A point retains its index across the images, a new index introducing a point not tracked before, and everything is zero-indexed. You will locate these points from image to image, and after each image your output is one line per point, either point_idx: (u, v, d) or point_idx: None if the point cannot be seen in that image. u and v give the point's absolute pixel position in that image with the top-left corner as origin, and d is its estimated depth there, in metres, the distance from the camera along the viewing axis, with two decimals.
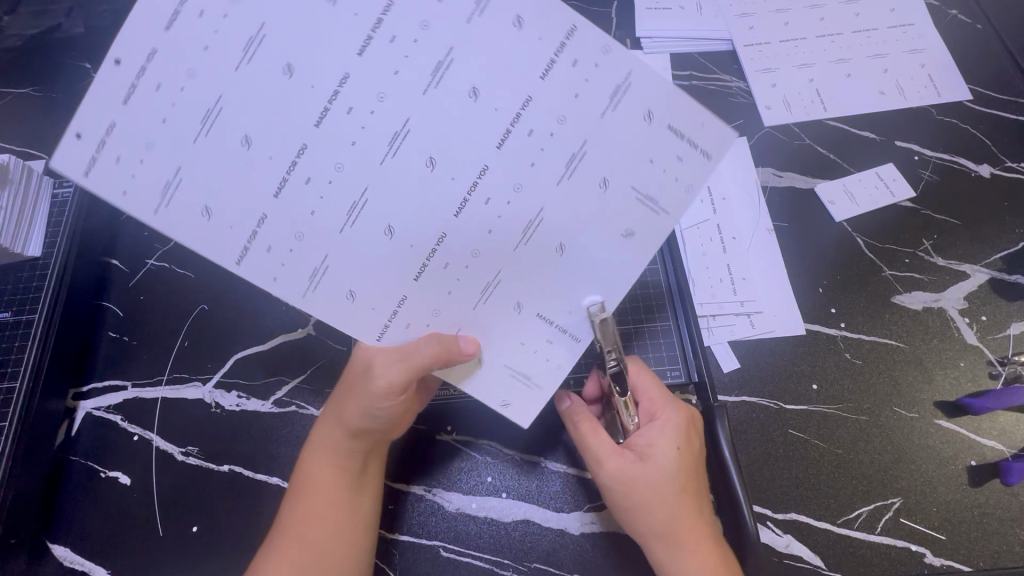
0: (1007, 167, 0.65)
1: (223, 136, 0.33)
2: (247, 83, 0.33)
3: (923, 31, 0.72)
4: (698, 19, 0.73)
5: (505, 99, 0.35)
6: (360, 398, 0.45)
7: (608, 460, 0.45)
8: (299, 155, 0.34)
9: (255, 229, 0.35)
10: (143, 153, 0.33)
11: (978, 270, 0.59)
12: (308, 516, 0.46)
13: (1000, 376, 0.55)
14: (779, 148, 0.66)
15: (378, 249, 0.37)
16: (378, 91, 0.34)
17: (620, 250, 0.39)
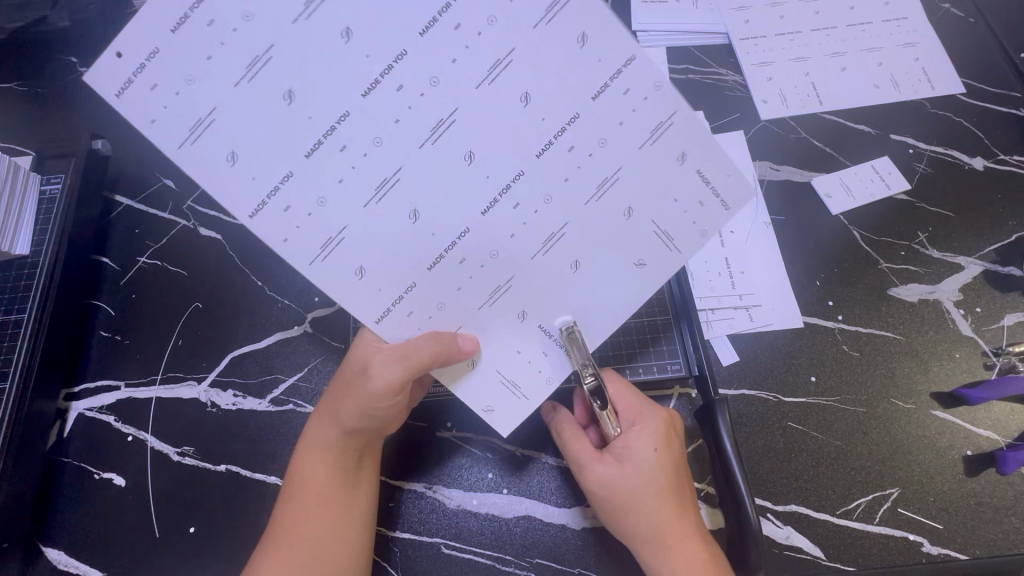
0: (999, 159, 0.65)
1: (267, 90, 0.34)
2: (302, 39, 0.33)
3: (917, 25, 0.73)
4: (694, 13, 0.73)
5: (552, 111, 0.36)
6: (357, 398, 0.44)
7: (589, 466, 0.46)
8: (339, 121, 0.35)
9: (279, 185, 0.36)
10: (181, 86, 0.33)
11: (973, 262, 0.60)
12: (307, 521, 0.45)
13: (995, 367, 0.55)
14: (775, 142, 0.66)
15: (399, 231, 0.38)
16: (431, 76, 0.35)
17: (628, 278, 0.42)
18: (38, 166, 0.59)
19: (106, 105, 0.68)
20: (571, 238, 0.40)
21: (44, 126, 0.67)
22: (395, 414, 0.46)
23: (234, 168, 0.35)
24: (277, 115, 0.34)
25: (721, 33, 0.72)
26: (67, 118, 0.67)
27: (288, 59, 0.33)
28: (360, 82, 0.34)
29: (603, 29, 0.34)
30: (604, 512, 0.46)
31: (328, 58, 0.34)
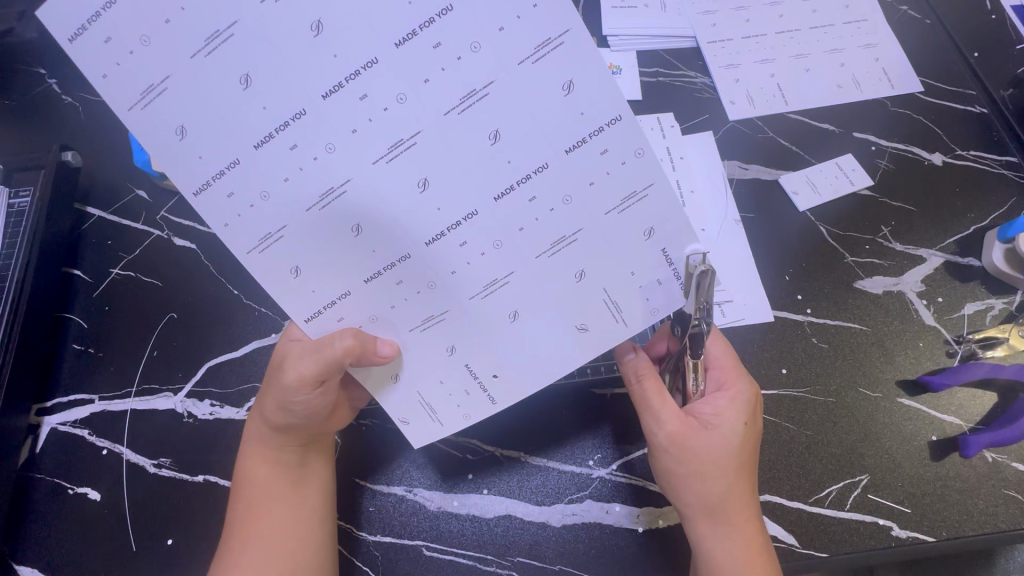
0: (957, 155, 0.68)
1: (221, 68, 0.34)
2: (268, 23, 0.34)
3: (875, 26, 0.75)
4: (663, 17, 0.74)
5: (522, 150, 0.37)
6: (276, 393, 0.45)
7: (670, 422, 0.46)
8: (294, 118, 0.35)
9: (223, 170, 0.36)
10: (136, 46, 0.34)
11: (934, 254, 0.62)
12: (254, 513, 0.47)
13: (956, 354, 0.57)
14: (743, 141, 0.68)
15: (343, 242, 0.39)
16: (398, 92, 0.35)
17: (571, 340, 0.42)
18: (7, 178, 0.58)
19: (72, 115, 0.67)
20: (513, 290, 0.40)
21: (13, 140, 0.66)
22: (321, 414, 0.47)
23: (181, 142, 0.35)
24: (230, 98, 0.35)
25: (689, 37, 0.74)
26: (36, 130, 0.67)
27: (258, 49, 0.34)
28: (326, 80, 0.35)
29: (588, 76, 0.35)
30: (676, 472, 0.46)
31: (304, 51, 0.34)
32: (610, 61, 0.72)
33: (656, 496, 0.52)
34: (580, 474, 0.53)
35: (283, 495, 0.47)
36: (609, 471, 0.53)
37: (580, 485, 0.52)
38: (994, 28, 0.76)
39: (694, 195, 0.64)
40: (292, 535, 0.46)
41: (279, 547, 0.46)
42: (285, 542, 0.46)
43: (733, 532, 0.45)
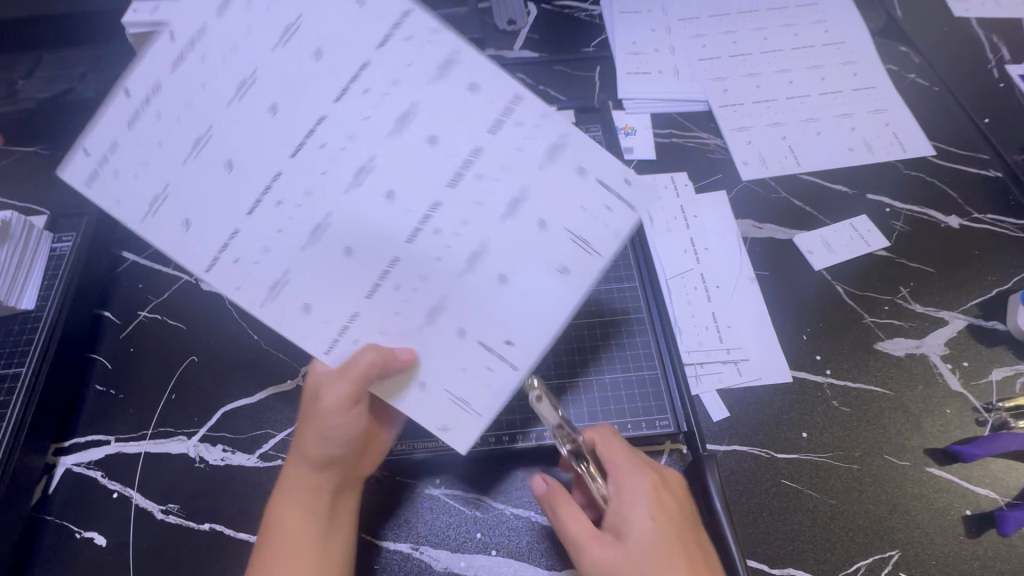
0: (974, 218, 0.68)
1: (207, 162, 0.38)
2: (237, 116, 0.38)
3: (885, 93, 0.78)
4: (675, 83, 0.79)
5: (465, 149, 0.39)
6: (313, 426, 0.45)
7: (589, 544, 0.43)
8: (274, 179, 0.38)
9: (226, 243, 0.39)
10: (139, 170, 0.38)
11: (956, 316, 0.61)
12: (281, 562, 0.44)
13: (987, 423, 0.55)
14: (757, 201, 0.69)
15: (337, 268, 0.40)
16: (345, 131, 0.38)
17: (560, 291, 0.40)
18: (52, 225, 0.63)
19: None
20: (497, 255, 0.40)
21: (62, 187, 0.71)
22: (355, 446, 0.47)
23: (188, 233, 0.38)
24: (219, 180, 0.38)
25: (701, 101, 0.78)
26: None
27: (232, 132, 0.38)
28: (289, 138, 0.38)
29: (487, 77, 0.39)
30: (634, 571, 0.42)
31: (260, 124, 0.38)
32: (625, 123, 0.76)
33: None
34: None
35: (313, 541, 0.45)
36: None
37: None
38: (1003, 95, 0.78)
39: (709, 252, 0.65)
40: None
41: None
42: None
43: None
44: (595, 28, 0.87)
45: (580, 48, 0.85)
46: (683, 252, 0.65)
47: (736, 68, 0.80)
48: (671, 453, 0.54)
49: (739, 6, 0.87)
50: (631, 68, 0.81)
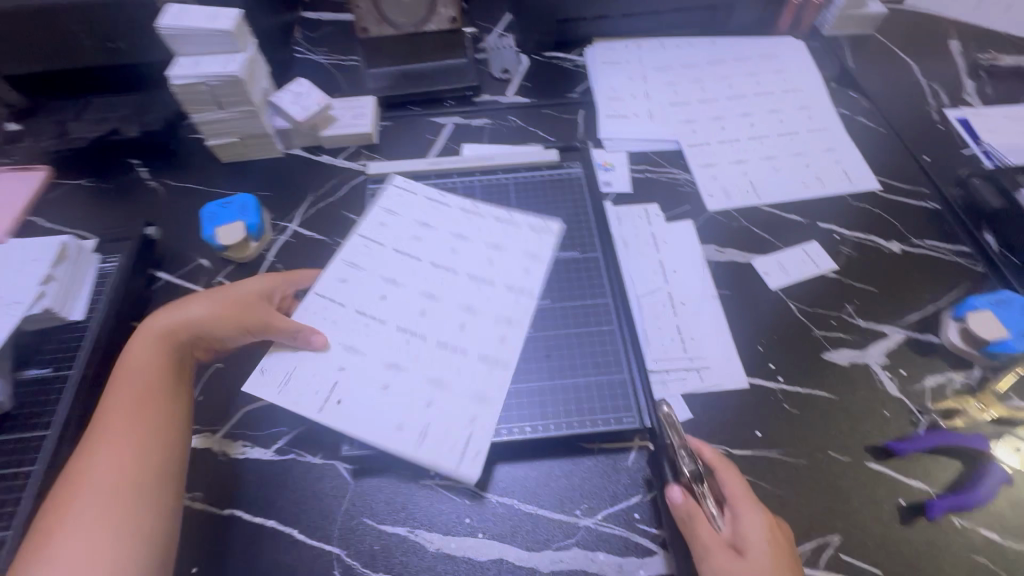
0: (913, 243, 0.76)
1: (441, 217, 0.75)
2: (482, 228, 0.75)
3: (835, 133, 0.88)
4: (649, 125, 0.89)
5: (511, 332, 0.66)
6: (228, 306, 0.62)
7: (716, 551, 0.51)
8: (453, 252, 0.72)
9: (396, 243, 0.73)
10: (429, 195, 0.78)
11: (896, 330, 0.68)
12: (137, 402, 0.56)
13: (921, 423, 0.62)
14: (720, 229, 0.78)
15: (401, 300, 0.68)
16: (502, 281, 0.70)
17: (433, 416, 0.60)
18: (100, 248, 0.73)
19: (164, 203, 0.84)
20: (438, 367, 0.63)
21: (111, 222, 0.83)
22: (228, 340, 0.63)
23: (389, 217, 0.75)
24: (435, 227, 0.74)
25: (672, 141, 0.87)
26: (139, 210, 0.84)
27: (474, 228, 0.74)
28: (476, 251, 0.72)
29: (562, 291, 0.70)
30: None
31: (477, 238, 0.73)
32: (604, 159, 0.86)
33: (641, 547, 0.55)
34: (568, 521, 0.57)
35: (160, 420, 0.56)
36: (596, 520, 0.57)
37: (568, 531, 0.56)
38: (941, 135, 0.88)
39: (677, 273, 0.73)
40: (147, 456, 0.54)
41: (90, 478, 0.51)
42: (145, 460, 0.53)
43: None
44: (579, 76, 0.99)
45: (566, 93, 0.96)
46: (654, 272, 0.73)
47: (703, 112, 0.91)
48: (639, 450, 0.61)
49: (708, 57, 0.98)
50: (610, 112, 0.91)
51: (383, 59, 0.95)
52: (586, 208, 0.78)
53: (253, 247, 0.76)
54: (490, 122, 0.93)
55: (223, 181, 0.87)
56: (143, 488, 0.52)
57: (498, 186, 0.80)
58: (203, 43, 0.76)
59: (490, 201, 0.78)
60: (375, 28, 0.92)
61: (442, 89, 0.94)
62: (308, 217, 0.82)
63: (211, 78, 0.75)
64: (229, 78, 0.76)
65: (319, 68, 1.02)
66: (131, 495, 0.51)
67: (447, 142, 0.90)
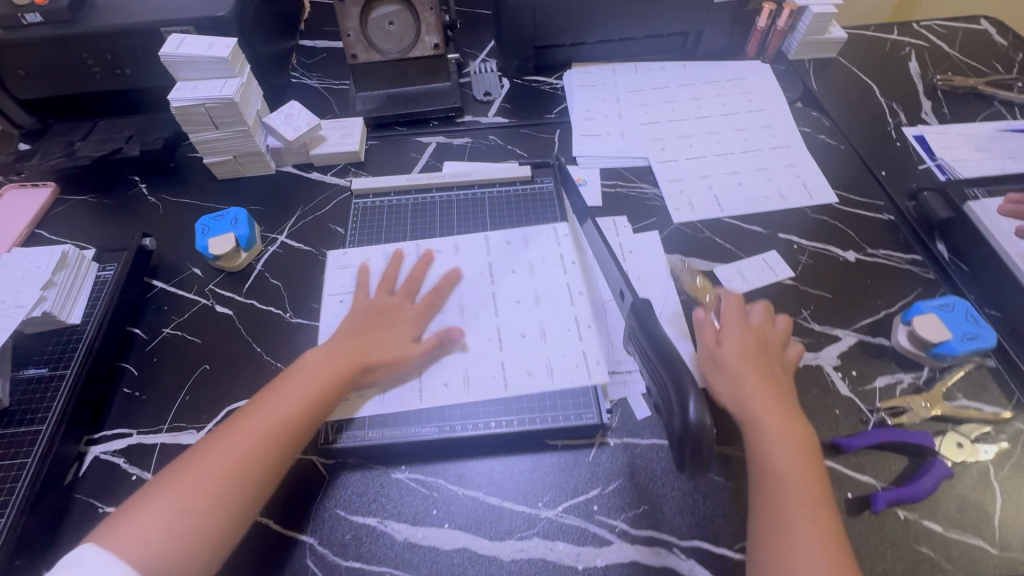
0: (868, 252, 0.80)
1: (554, 278, 0.74)
2: (552, 315, 0.71)
3: (797, 150, 0.92)
4: (620, 143, 0.94)
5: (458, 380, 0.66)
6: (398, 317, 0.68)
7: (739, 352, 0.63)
8: (517, 309, 0.72)
9: (495, 248, 0.78)
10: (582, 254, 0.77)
11: (849, 333, 0.72)
12: (281, 392, 0.60)
13: (870, 421, 0.65)
14: (684, 239, 0.82)
15: (467, 257, 0.77)
16: (508, 360, 0.67)
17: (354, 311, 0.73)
18: (100, 258, 0.78)
19: (163, 216, 0.90)
20: None
21: (111, 235, 0.88)
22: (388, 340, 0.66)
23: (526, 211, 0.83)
24: (531, 278, 0.74)
25: (642, 158, 0.92)
26: (138, 223, 0.89)
27: (552, 311, 0.71)
28: (523, 338, 0.69)
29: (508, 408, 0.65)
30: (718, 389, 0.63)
31: (544, 322, 0.70)
32: (577, 175, 0.91)
33: (598, 537, 0.58)
34: (529, 512, 0.60)
35: (280, 418, 0.58)
36: (556, 512, 0.60)
37: (529, 522, 0.59)
38: (898, 152, 0.93)
39: (642, 281, 0.77)
40: (256, 444, 0.56)
41: (199, 467, 0.54)
42: (249, 466, 0.55)
43: (805, 549, 0.51)
44: (557, 98, 1.05)
45: (544, 114, 1.02)
46: None
47: (672, 130, 0.96)
48: (599, 446, 0.64)
49: (679, 80, 1.04)
50: (584, 131, 0.97)
51: (372, 83, 1.02)
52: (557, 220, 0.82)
53: (243, 257, 0.81)
54: (471, 142, 0.99)
55: (218, 196, 0.92)
56: (238, 480, 0.54)
57: (475, 202, 0.85)
58: (202, 69, 0.82)
59: (468, 217, 0.83)
60: (364, 55, 0.97)
61: (426, 111, 1.00)
62: (296, 229, 0.87)
63: (208, 101, 0.81)
64: (225, 101, 0.82)
65: (312, 91, 1.08)
66: (231, 479, 0.53)
67: (430, 160, 0.96)
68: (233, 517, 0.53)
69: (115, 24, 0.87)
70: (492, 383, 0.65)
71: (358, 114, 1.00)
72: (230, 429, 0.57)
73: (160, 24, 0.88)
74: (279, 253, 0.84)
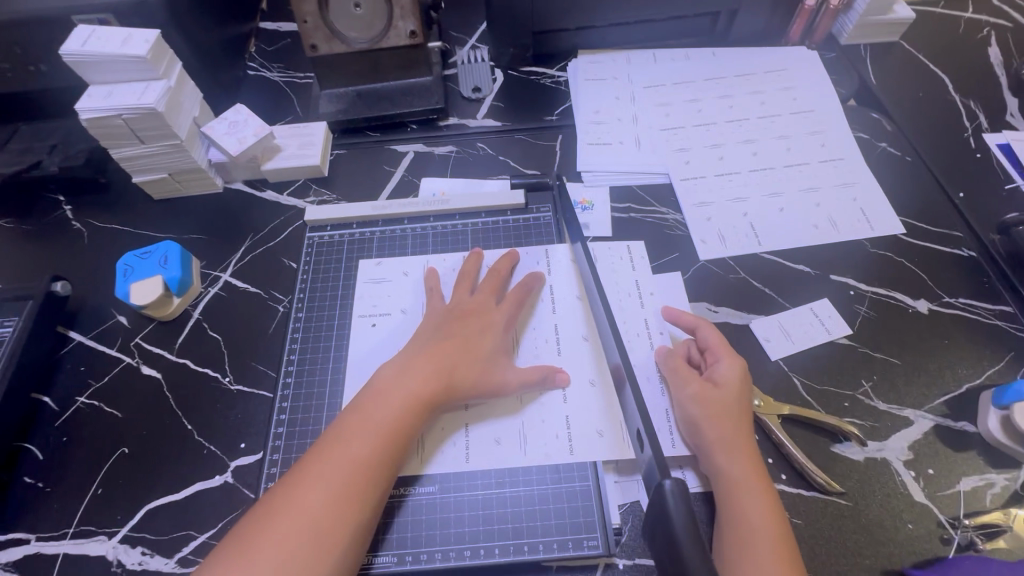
0: (944, 302, 0.64)
1: (583, 307, 0.62)
2: (590, 354, 0.59)
3: (854, 165, 0.75)
4: (635, 154, 0.78)
5: (506, 434, 0.54)
6: (480, 326, 0.57)
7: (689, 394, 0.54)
8: (566, 342, 0.60)
9: (552, 260, 0.66)
10: (616, 277, 0.66)
11: (921, 414, 0.57)
12: (354, 429, 0.48)
13: (954, 541, 0.50)
14: (712, 283, 0.67)
15: (532, 262, 0.66)
16: (567, 411, 0.55)
17: (370, 337, 0.63)
18: None
19: (87, 247, 0.75)
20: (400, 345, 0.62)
21: (23, 269, 0.74)
22: (478, 353, 0.54)
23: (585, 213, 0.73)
24: (571, 304, 0.62)
25: (662, 174, 0.76)
26: (57, 255, 0.75)
27: (582, 352, 0.59)
28: (581, 381, 0.57)
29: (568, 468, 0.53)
30: (688, 426, 0.53)
31: (582, 364, 0.58)
32: (583, 196, 0.74)
33: None
34: None
35: (358, 465, 0.46)
36: None
37: None
38: (978, 166, 0.75)
39: (664, 337, 0.61)
40: (338, 498, 0.45)
41: (291, 516, 0.43)
42: (347, 506, 0.44)
43: None
44: (560, 94, 0.87)
45: (544, 115, 0.85)
46: (638, 334, 0.62)
47: (699, 138, 0.79)
48: (605, 569, 0.49)
49: (707, 72, 0.86)
50: (591, 138, 0.80)
51: (339, 78, 0.85)
52: (553, 254, 0.66)
53: (175, 304, 0.67)
54: (456, 151, 0.82)
55: (153, 221, 0.77)
56: (326, 547, 0.43)
57: (456, 234, 0.70)
58: (117, 71, 0.66)
59: (449, 254, 0.68)
60: (325, 46, 0.79)
61: (403, 114, 0.84)
62: (243, 265, 0.72)
63: (124, 111, 0.65)
64: (146, 110, 0.66)
65: (270, 85, 0.92)
66: (320, 548, 0.43)
67: (406, 176, 0.80)
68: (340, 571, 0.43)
69: (14, 11, 0.71)
70: (551, 445, 0.54)
71: (321, 117, 0.84)
72: (308, 479, 0.45)
73: (70, 11, 0.71)
74: (221, 296, 0.69)
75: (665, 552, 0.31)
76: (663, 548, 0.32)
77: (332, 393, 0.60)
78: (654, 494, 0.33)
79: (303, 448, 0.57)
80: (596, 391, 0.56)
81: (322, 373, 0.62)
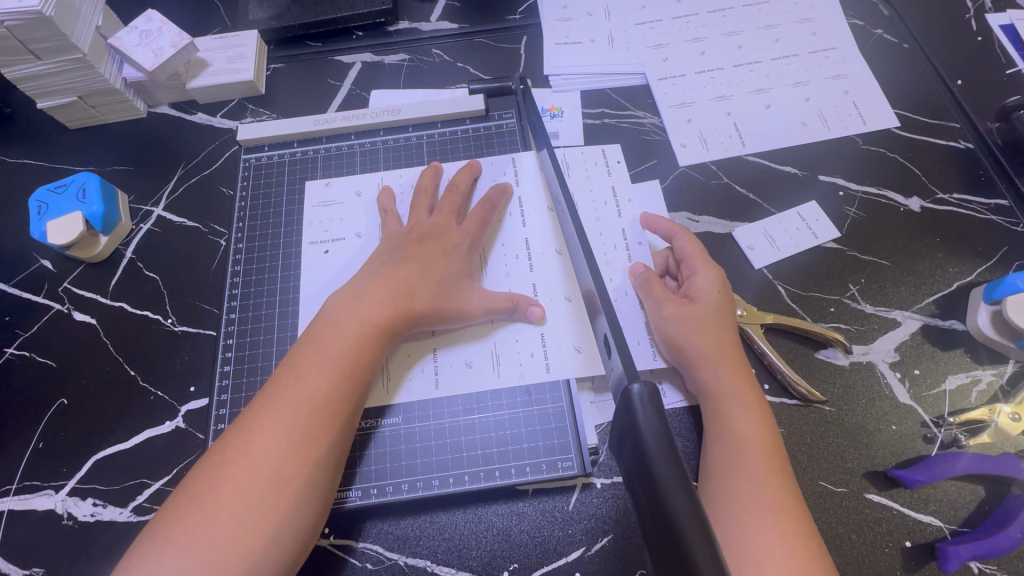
0: (938, 199, 0.60)
1: (552, 220, 0.56)
2: (563, 268, 0.54)
3: (847, 54, 0.68)
4: (608, 53, 0.70)
5: (477, 356, 0.51)
6: (439, 247, 0.51)
7: (667, 305, 0.50)
8: (537, 258, 0.55)
9: (518, 171, 0.60)
10: (590, 188, 0.61)
11: (909, 315, 0.54)
12: (302, 364, 0.44)
13: (937, 439, 0.49)
14: (693, 190, 0.61)
15: (497, 173, 0.60)
16: (541, 331, 0.51)
17: (322, 263, 0.58)
18: None
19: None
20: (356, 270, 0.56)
21: None
22: (436, 273, 0.49)
23: (553, 121, 0.66)
24: (540, 217, 0.57)
25: (637, 74, 0.69)
26: None
27: (555, 267, 0.54)
28: (555, 296, 0.53)
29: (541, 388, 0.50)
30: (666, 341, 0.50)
31: (554, 279, 0.54)
32: (551, 103, 0.67)
33: None
34: None
35: (307, 404, 0.42)
36: None
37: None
38: (978, 50, 0.69)
39: (643, 245, 0.57)
40: (287, 438, 0.40)
41: (238, 459, 0.40)
42: (298, 448, 0.40)
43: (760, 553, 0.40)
44: None
45: (506, 14, 0.75)
46: (615, 245, 0.57)
47: (678, 31, 0.71)
48: (583, 488, 0.48)
49: None
50: (560, 37, 0.71)
51: None
52: (519, 165, 0.60)
53: (103, 243, 0.60)
54: (409, 59, 0.73)
55: (71, 153, 0.69)
56: (275, 491, 0.39)
57: (410, 149, 0.63)
58: None
59: (403, 171, 0.62)
60: None
61: (343, 18, 0.73)
62: (178, 197, 0.65)
63: (3, 16, 0.55)
64: (32, 16, 0.56)
65: None
66: (271, 491, 0.39)
67: (353, 90, 0.71)
68: (299, 512, 0.40)
69: None
70: (526, 364, 0.50)
71: (251, 26, 0.73)
72: (256, 421, 0.41)
73: None
74: (154, 233, 0.63)
75: (635, 469, 0.28)
76: (631, 462, 0.28)
77: (284, 329, 0.56)
78: (620, 402, 0.30)
79: (256, 387, 0.53)
80: (571, 306, 0.52)
81: (271, 309, 0.57)
